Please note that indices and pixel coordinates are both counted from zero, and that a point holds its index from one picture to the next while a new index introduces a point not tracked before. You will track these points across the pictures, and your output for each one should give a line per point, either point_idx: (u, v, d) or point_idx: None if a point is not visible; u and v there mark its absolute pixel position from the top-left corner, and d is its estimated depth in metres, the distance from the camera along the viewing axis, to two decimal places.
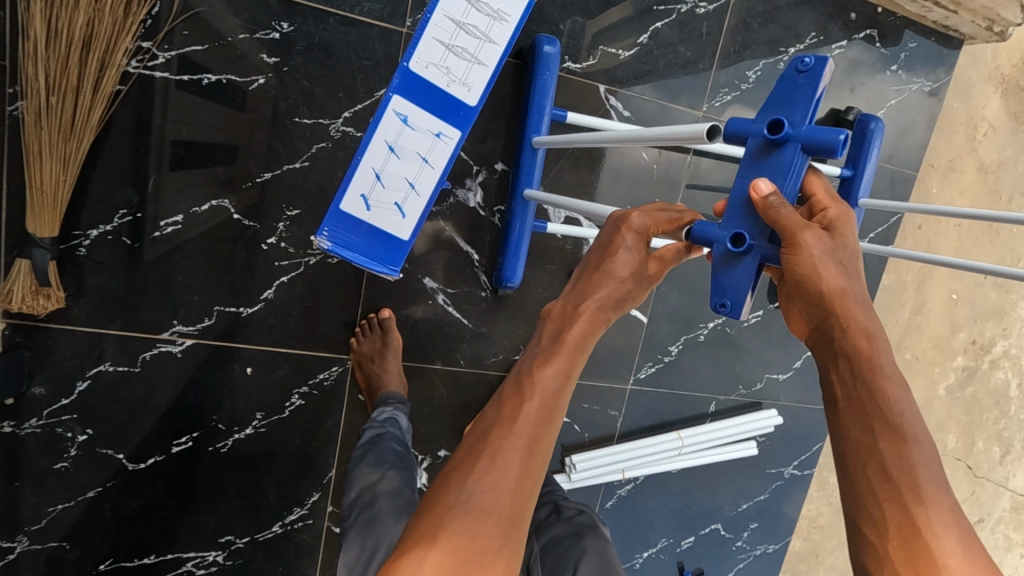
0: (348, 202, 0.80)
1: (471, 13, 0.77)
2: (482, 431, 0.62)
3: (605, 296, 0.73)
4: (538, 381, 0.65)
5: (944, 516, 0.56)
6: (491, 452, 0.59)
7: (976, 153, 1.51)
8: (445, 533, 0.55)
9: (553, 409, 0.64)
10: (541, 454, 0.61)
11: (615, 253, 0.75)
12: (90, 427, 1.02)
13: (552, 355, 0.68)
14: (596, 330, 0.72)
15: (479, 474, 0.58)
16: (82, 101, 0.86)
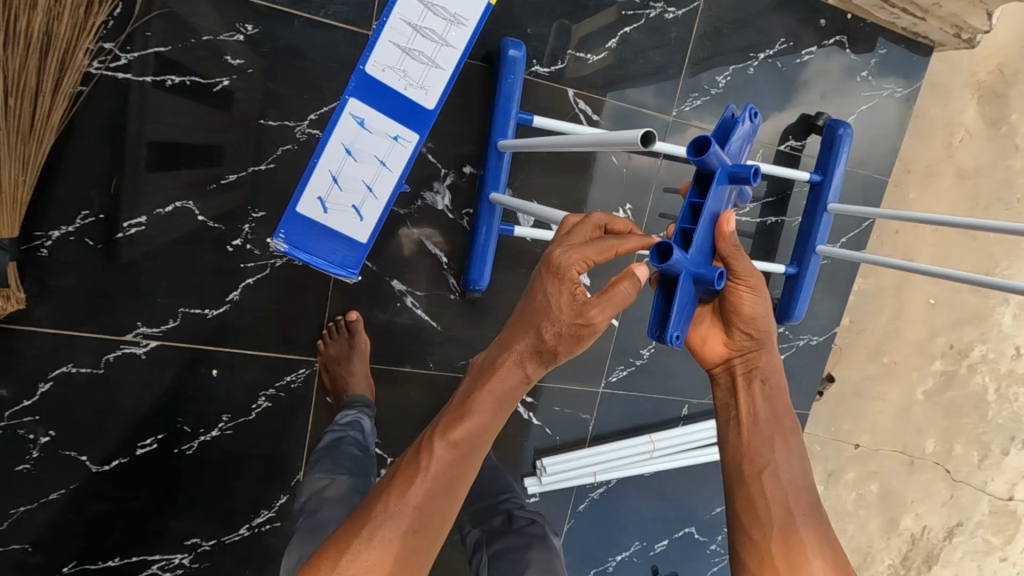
0: (305, 205, 0.80)
1: (427, 16, 0.78)
2: (371, 504, 0.64)
3: (523, 350, 0.69)
4: (432, 457, 0.65)
5: (812, 515, 0.73)
6: (369, 531, 0.61)
7: (953, 158, 1.53)
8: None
9: (443, 488, 0.64)
10: (426, 534, 0.63)
11: (543, 304, 0.70)
12: (53, 429, 1.01)
13: (457, 419, 0.68)
14: (517, 390, 0.70)
15: (352, 554, 0.60)
16: (42, 102, 0.86)
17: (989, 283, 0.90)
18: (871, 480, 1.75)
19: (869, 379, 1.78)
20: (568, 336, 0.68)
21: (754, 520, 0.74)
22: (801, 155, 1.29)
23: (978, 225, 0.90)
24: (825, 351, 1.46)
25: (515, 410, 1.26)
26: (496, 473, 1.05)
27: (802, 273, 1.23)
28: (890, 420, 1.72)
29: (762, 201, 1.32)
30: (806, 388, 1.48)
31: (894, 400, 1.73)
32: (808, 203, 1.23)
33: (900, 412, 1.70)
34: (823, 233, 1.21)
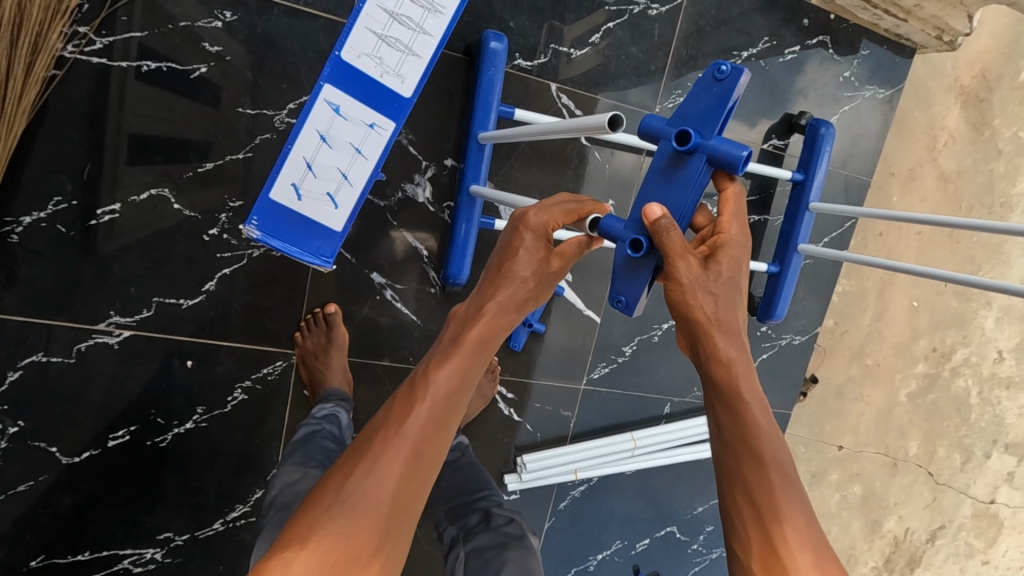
0: (278, 192, 0.79)
1: (404, 4, 0.77)
2: (368, 435, 0.62)
3: (508, 298, 0.74)
4: (429, 386, 0.65)
5: (800, 532, 0.65)
6: (374, 456, 0.59)
7: (936, 161, 1.59)
8: (317, 535, 0.54)
9: (440, 413, 0.64)
10: (428, 459, 0.62)
11: (513, 251, 0.77)
12: (21, 419, 0.99)
13: (450, 354, 0.69)
14: (499, 331, 0.73)
15: (359, 476, 0.58)
16: (13, 85, 0.84)
17: (975, 282, 0.89)
18: (854, 482, 1.76)
19: (853, 382, 1.75)
20: (532, 278, 0.76)
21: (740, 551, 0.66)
22: (784, 154, 1.29)
23: (965, 224, 0.90)
24: (809, 350, 1.45)
25: (495, 406, 1.25)
26: (473, 470, 1.04)
27: (784, 271, 1.23)
28: (872, 423, 1.73)
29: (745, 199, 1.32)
30: (788, 389, 1.48)
31: (876, 403, 1.73)
32: (791, 201, 1.23)
33: (882, 414, 1.72)
34: (805, 231, 1.21)
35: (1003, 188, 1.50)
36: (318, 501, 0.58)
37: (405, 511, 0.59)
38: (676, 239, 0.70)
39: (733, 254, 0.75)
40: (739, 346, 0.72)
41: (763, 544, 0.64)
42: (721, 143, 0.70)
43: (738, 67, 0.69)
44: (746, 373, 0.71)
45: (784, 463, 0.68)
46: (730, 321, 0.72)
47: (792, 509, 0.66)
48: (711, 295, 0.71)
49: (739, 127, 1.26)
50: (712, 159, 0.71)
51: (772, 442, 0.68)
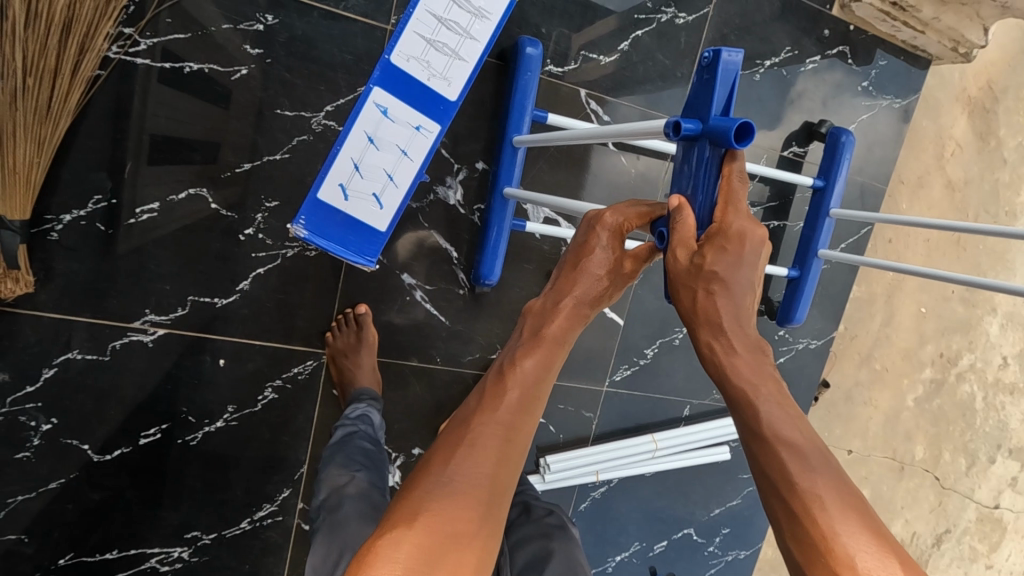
0: (326, 192, 0.80)
1: (452, 9, 0.79)
2: (460, 422, 0.64)
3: (582, 295, 0.76)
4: (517, 374, 0.68)
5: (829, 505, 0.59)
6: (471, 439, 0.61)
7: (944, 170, 1.65)
8: (427, 511, 0.55)
9: (528, 401, 0.67)
10: (519, 445, 0.64)
11: (586, 249, 0.78)
12: (55, 416, 1.00)
13: (533, 347, 0.72)
14: (575, 326, 0.76)
15: (458, 459, 0.59)
16: (60, 84, 0.85)
17: (979, 283, 0.94)
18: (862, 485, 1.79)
19: (862, 386, 1.73)
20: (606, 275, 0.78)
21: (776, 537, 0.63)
22: (803, 161, 1.32)
23: (967, 228, 0.94)
24: (824, 354, 1.48)
25: None
26: None
27: (805, 276, 1.25)
28: (879, 427, 1.75)
29: (764, 205, 1.35)
30: (803, 392, 1.50)
31: (883, 407, 1.75)
32: (811, 207, 1.26)
33: (890, 417, 1.75)
34: (826, 237, 1.23)
35: (1007, 198, 1.66)
36: (420, 481, 0.58)
37: (505, 492, 0.60)
38: (677, 232, 0.70)
39: (728, 243, 0.67)
40: (734, 324, 0.67)
41: (790, 526, 0.60)
42: (718, 121, 0.67)
43: (717, 49, 0.68)
44: (741, 354, 0.67)
45: (798, 436, 0.63)
46: (721, 305, 0.67)
47: (817, 484, 0.60)
48: (694, 284, 0.68)
49: (761, 134, 1.28)
50: (711, 140, 0.68)
51: (777, 417, 0.64)
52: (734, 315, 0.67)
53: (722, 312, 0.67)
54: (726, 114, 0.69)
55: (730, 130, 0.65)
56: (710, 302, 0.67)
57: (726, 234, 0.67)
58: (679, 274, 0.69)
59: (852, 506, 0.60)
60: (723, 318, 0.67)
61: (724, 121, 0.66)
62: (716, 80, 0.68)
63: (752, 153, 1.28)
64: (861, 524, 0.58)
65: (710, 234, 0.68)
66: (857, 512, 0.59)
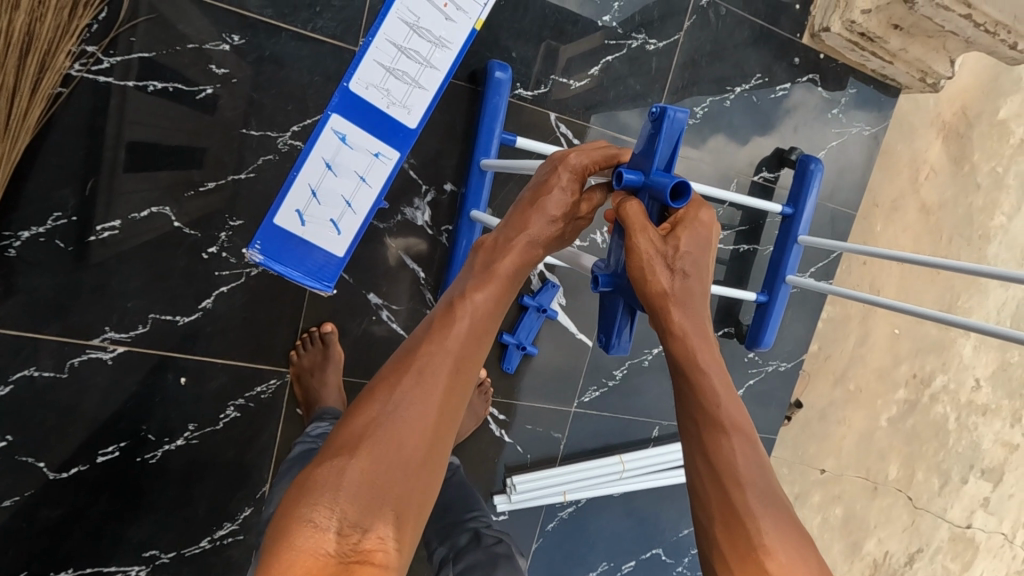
0: (283, 217, 0.80)
1: (412, 38, 0.79)
2: (407, 350, 0.61)
3: (537, 233, 0.71)
4: (467, 306, 0.63)
5: (775, 531, 0.61)
6: (419, 368, 0.59)
7: (918, 194, 1.70)
8: (368, 443, 0.54)
9: (479, 331, 0.63)
10: (467, 376, 0.61)
11: (547, 186, 0.73)
12: (10, 434, 0.98)
13: (485, 281, 0.66)
14: (529, 263, 0.70)
15: (404, 389, 0.57)
16: (19, 101, 0.85)
17: (951, 320, 0.92)
18: (834, 504, 1.80)
19: (836, 405, 1.78)
20: (565, 217, 0.73)
21: (703, 520, 0.64)
22: (774, 186, 1.33)
23: (932, 263, 0.95)
24: (794, 376, 1.48)
25: (487, 426, 1.27)
26: (462, 492, 1.04)
27: (773, 301, 1.26)
28: (853, 444, 1.78)
29: (736, 229, 1.36)
30: (773, 414, 1.51)
31: (855, 425, 1.78)
32: (781, 234, 1.27)
33: (865, 436, 1.78)
34: (794, 263, 1.24)
35: (981, 221, 1.68)
36: (365, 408, 0.57)
37: (449, 427, 0.59)
38: (636, 218, 0.67)
39: (694, 232, 0.69)
40: (698, 311, 0.69)
41: (725, 513, 0.62)
42: (657, 178, 0.67)
43: (664, 105, 0.67)
44: (709, 365, 0.67)
45: (757, 461, 0.64)
46: (692, 293, 0.68)
47: (757, 478, 0.63)
48: (674, 266, 0.67)
49: (732, 159, 1.29)
50: (650, 193, 0.69)
51: (733, 407, 0.66)
52: (701, 325, 0.68)
53: (692, 317, 0.68)
54: (666, 170, 0.69)
55: (666, 189, 0.65)
56: (683, 298, 0.67)
57: (696, 220, 0.69)
58: (652, 262, 0.66)
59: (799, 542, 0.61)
60: (694, 324, 0.68)
61: (663, 179, 0.66)
62: (660, 136, 0.68)
63: (723, 177, 1.29)
64: (790, 521, 0.62)
65: (681, 223, 0.69)
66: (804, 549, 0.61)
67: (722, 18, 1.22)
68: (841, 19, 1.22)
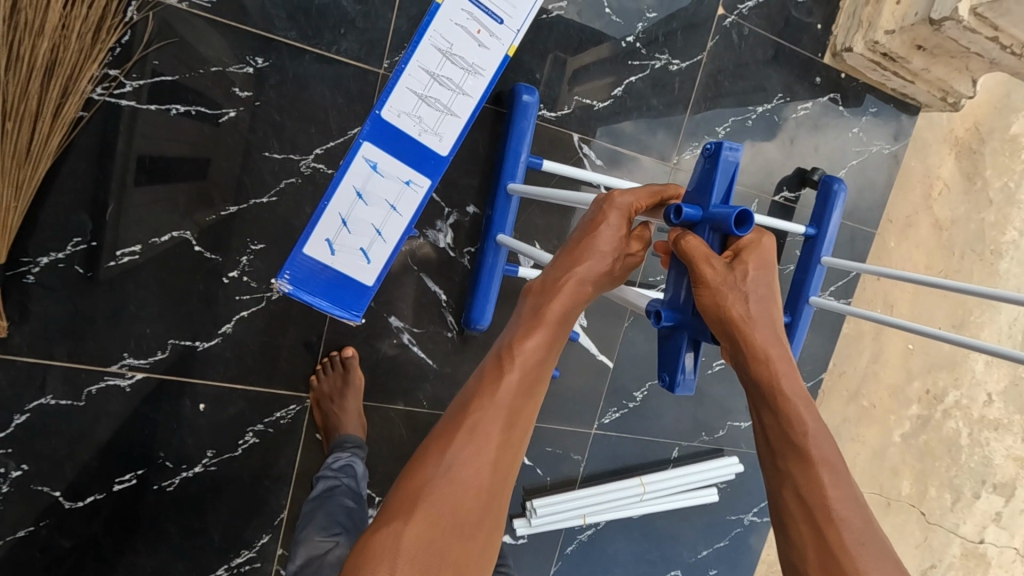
0: (312, 247, 0.78)
1: (445, 65, 0.77)
2: (461, 402, 0.59)
3: (587, 273, 0.69)
4: (520, 355, 0.61)
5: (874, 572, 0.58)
6: (471, 423, 0.57)
7: (931, 210, 1.72)
8: (425, 504, 0.53)
9: (531, 380, 0.61)
10: (520, 428, 0.60)
11: (598, 223, 0.71)
12: (25, 463, 0.96)
13: (535, 327, 0.64)
14: (580, 305, 0.68)
15: (458, 445, 0.56)
16: (41, 127, 0.83)
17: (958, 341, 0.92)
18: None
19: (849, 423, 1.79)
20: (615, 254, 0.71)
21: (794, 559, 0.62)
22: (794, 207, 1.32)
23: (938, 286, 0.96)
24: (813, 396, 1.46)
25: None
26: None
27: (796, 321, 1.25)
28: (866, 461, 1.80)
29: None
30: None
31: (869, 442, 1.80)
32: (803, 254, 1.27)
33: (876, 452, 1.81)
34: (817, 283, 1.24)
35: (992, 236, 1.73)
36: (421, 464, 0.56)
37: (507, 477, 0.57)
38: (700, 251, 0.66)
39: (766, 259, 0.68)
40: (773, 340, 0.66)
41: (820, 551, 0.60)
42: (717, 209, 0.67)
43: (720, 140, 0.68)
44: (797, 394, 0.65)
45: (849, 498, 0.62)
46: (766, 323, 0.66)
47: (849, 511, 0.62)
48: (745, 298, 0.65)
49: (753, 178, 1.28)
50: (713, 225, 0.67)
51: (821, 438, 0.63)
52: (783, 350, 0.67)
53: (774, 342, 0.66)
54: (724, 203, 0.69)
55: (730, 218, 0.65)
56: (762, 323, 0.66)
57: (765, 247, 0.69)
58: (724, 291, 0.65)
59: None
60: (778, 350, 0.66)
61: (723, 209, 0.66)
62: (717, 170, 0.68)
63: (745, 196, 1.28)
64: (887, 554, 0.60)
65: (747, 252, 0.68)
66: None
67: (745, 38, 1.21)
68: (864, 39, 1.22)
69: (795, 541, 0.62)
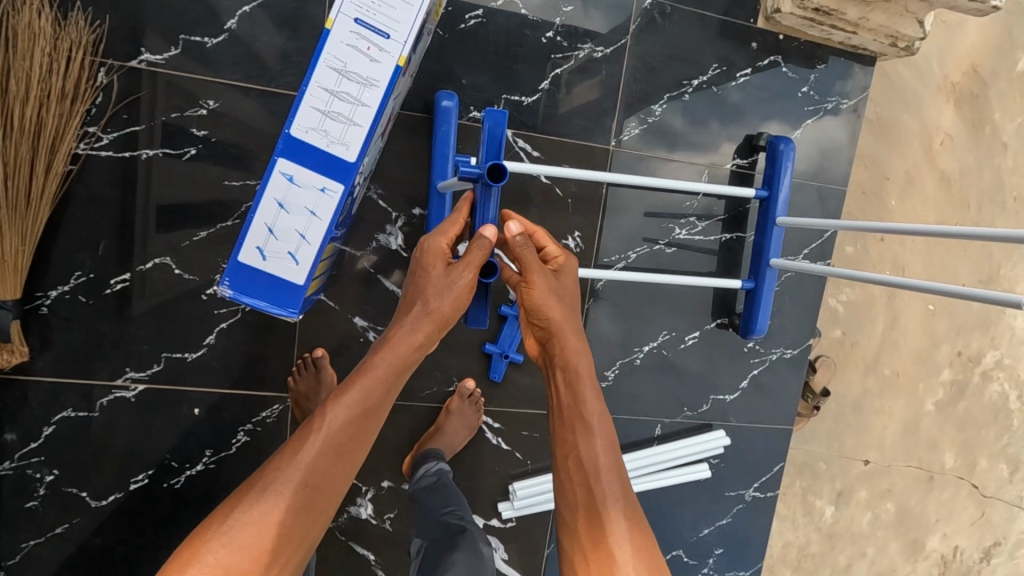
0: (246, 254, 0.89)
1: (342, 82, 0.86)
2: (271, 463, 0.73)
3: (410, 332, 0.81)
4: (325, 421, 0.74)
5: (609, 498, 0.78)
6: (269, 482, 0.70)
7: (934, 163, 1.68)
8: (213, 547, 0.66)
9: (336, 443, 0.74)
10: (318, 489, 0.72)
11: (426, 263, 0.83)
12: (56, 468, 1.13)
13: (347, 389, 0.77)
14: (403, 371, 0.80)
15: (254, 502, 0.68)
16: (36, 181, 1.00)
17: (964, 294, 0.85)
18: (885, 499, 1.82)
19: (871, 394, 1.77)
20: (449, 287, 0.81)
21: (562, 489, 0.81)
22: (750, 173, 1.32)
23: (965, 233, 0.87)
24: (803, 363, 1.43)
25: (483, 436, 1.30)
26: (444, 489, 1.15)
27: (760, 286, 1.26)
28: (896, 433, 1.79)
29: (717, 219, 1.36)
30: (785, 405, 1.44)
31: (899, 415, 1.79)
32: (759, 217, 1.27)
33: (912, 425, 1.80)
34: (777, 245, 1.24)
35: (1012, 182, 1.71)
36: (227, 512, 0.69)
37: (293, 533, 0.69)
38: (530, 259, 0.82)
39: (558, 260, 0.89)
40: (566, 322, 0.86)
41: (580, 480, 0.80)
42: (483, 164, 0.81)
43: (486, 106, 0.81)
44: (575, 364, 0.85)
45: (604, 439, 0.82)
46: (570, 316, 0.86)
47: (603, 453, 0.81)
48: (561, 299, 0.85)
49: (700, 151, 1.30)
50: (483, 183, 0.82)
51: (588, 396, 0.84)
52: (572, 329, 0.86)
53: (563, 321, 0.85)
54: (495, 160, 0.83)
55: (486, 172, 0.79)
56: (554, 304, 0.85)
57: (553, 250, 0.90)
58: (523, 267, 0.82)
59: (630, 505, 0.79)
60: (566, 329, 0.85)
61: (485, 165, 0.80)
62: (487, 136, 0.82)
63: (693, 170, 1.30)
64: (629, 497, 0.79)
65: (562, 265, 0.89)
66: (633, 513, 0.78)
67: (669, 17, 1.24)
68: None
69: (567, 493, 0.81)
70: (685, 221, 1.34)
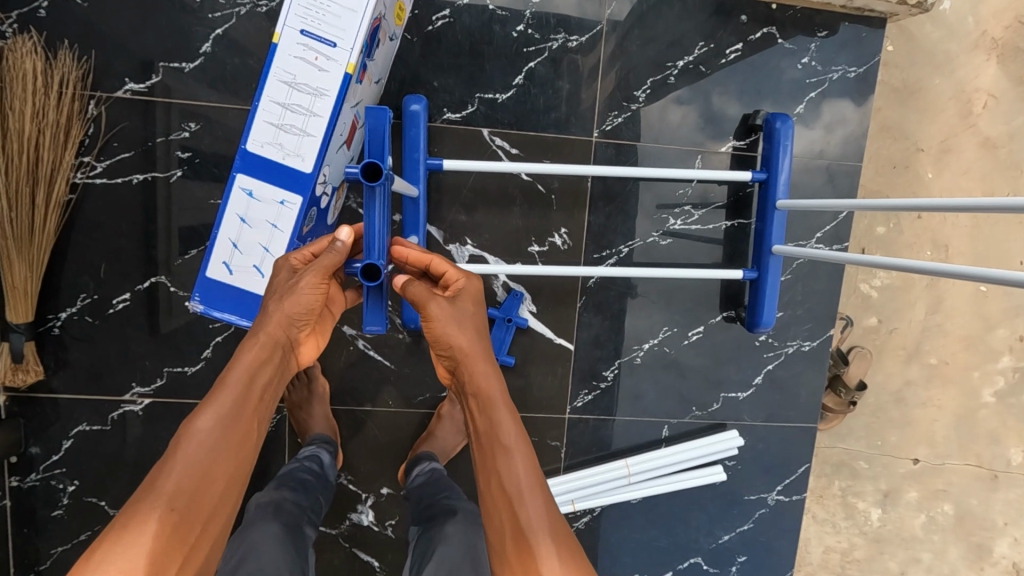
0: (213, 270, 0.93)
1: (292, 94, 0.87)
2: (137, 496, 0.69)
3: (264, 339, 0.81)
4: (190, 437, 0.73)
5: (532, 515, 0.78)
6: (134, 515, 0.66)
7: (975, 127, 1.51)
8: None
9: (200, 458, 0.72)
10: (187, 511, 0.69)
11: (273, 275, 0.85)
12: (77, 479, 1.20)
13: (209, 403, 0.76)
14: (264, 379, 0.80)
15: (119, 540, 0.64)
16: (37, 212, 1.07)
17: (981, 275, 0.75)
18: (941, 501, 1.65)
19: (915, 385, 1.62)
20: (283, 295, 0.81)
21: (489, 512, 0.81)
22: (748, 155, 1.24)
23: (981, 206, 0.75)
24: (824, 355, 1.33)
25: None
26: (437, 479, 1.12)
27: (764, 276, 1.17)
28: (948, 428, 1.62)
29: (717, 206, 1.28)
30: (805, 402, 1.34)
31: (950, 407, 1.62)
32: (760, 201, 1.19)
33: (967, 418, 1.63)
34: (778, 231, 1.15)
35: None
36: (89, 559, 0.63)
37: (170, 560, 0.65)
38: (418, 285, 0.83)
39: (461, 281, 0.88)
40: (473, 347, 0.85)
41: (505, 502, 0.79)
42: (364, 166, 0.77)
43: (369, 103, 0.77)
44: (486, 388, 0.84)
45: (519, 454, 0.82)
46: (475, 339, 0.86)
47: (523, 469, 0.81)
48: (461, 321, 0.85)
49: (690, 135, 1.23)
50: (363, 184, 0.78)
51: (502, 416, 0.83)
52: (478, 351, 0.85)
53: (468, 346, 0.85)
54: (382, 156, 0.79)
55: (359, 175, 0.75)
56: (458, 329, 0.84)
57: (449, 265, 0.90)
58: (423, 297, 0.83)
59: (550, 514, 0.79)
60: (475, 351, 0.85)
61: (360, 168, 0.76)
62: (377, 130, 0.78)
63: (681, 156, 1.23)
64: (552, 506, 0.80)
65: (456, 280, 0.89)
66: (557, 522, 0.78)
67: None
68: None
69: (493, 518, 0.80)
70: (680, 211, 1.27)
